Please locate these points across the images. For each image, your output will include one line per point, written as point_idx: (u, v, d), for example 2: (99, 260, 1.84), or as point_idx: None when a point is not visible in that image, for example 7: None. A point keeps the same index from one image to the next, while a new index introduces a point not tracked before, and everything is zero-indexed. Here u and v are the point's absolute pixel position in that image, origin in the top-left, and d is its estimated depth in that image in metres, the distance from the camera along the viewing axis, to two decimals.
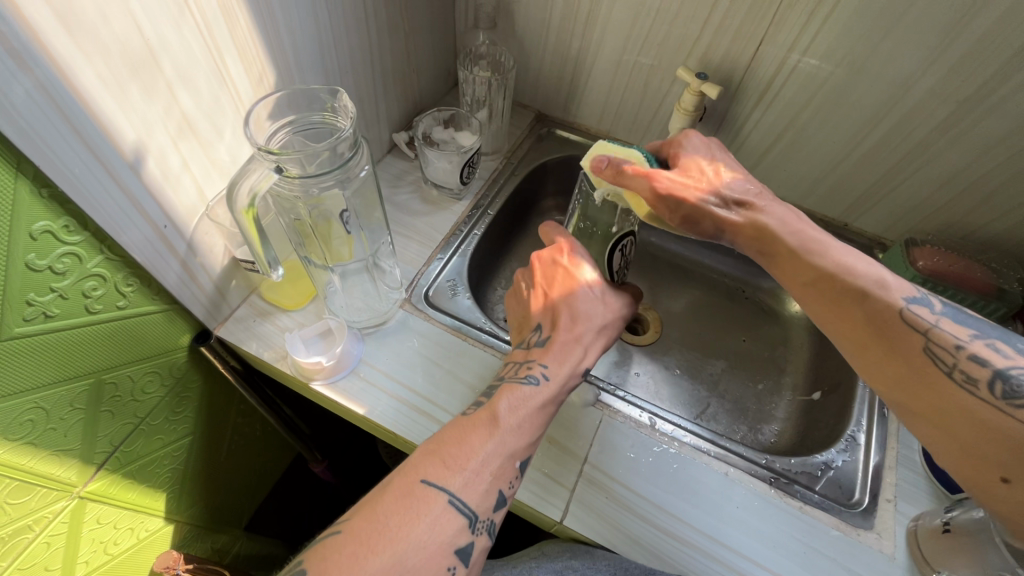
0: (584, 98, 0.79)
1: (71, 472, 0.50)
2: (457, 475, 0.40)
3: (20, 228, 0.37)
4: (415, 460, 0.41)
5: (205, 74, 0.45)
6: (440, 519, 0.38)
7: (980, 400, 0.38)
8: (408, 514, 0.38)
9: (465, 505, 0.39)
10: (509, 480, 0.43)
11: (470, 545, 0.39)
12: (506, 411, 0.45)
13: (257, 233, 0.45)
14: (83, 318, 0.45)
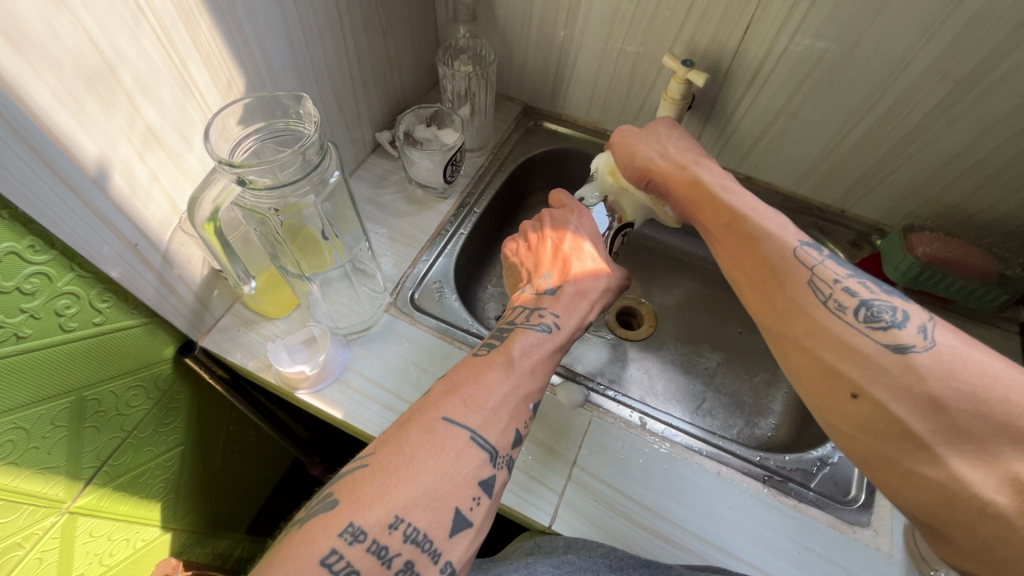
0: (570, 89, 0.77)
1: (58, 488, 0.50)
2: (476, 412, 0.39)
3: None
4: (433, 399, 0.40)
5: (167, 83, 0.44)
6: (463, 454, 0.37)
7: (845, 323, 0.41)
8: (432, 451, 0.37)
9: (486, 441, 0.39)
10: (525, 421, 0.42)
11: (492, 478, 0.38)
12: (521, 355, 0.44)
13: (223, 247, 0.46)
14: (58, 337, 0.44)
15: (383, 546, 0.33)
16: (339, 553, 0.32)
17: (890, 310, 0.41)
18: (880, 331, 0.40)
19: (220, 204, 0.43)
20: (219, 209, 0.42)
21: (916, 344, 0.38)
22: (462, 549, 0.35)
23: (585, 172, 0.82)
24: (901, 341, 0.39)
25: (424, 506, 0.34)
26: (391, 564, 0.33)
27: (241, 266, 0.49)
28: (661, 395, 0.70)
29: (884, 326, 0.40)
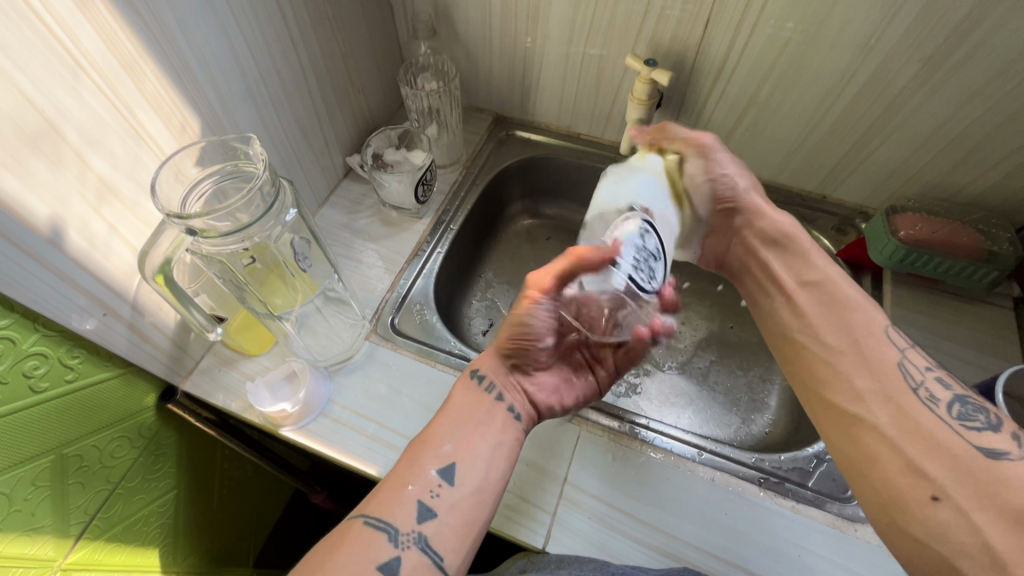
0: (539, 96, 0.76)
1: (46, 547, 0.50)
2: (376, 499, 0.40)
3: None
4: (365, 496, 0.41)
5: (116, 133, 0.43)
6: (360, 541, 0.38)
7: (935, 416, 0.39)
8: (334, 546, 0.38)
9: (384, 522, 0.39)
10: (431, 490, 0.41)
11: (395, 560, 0.37)
12: (420, 436, 0.45)
13: (178, 296, 0.46)
14: (31, 399, 0.44)
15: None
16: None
17: (983, 414, 0.39)
18: (974, 432, 0.38)
19: (172, 254, 0.44)
20: (171, 257, 0.43)
21: (1010, 453, 0.36)
22: None
23: (561, 178, 0.81)
24: (994, 446, 0.37)
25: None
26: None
27: (202, 314, 0.49)
28: (655, 399, 0.68)
29: (977, 428, 0.38)
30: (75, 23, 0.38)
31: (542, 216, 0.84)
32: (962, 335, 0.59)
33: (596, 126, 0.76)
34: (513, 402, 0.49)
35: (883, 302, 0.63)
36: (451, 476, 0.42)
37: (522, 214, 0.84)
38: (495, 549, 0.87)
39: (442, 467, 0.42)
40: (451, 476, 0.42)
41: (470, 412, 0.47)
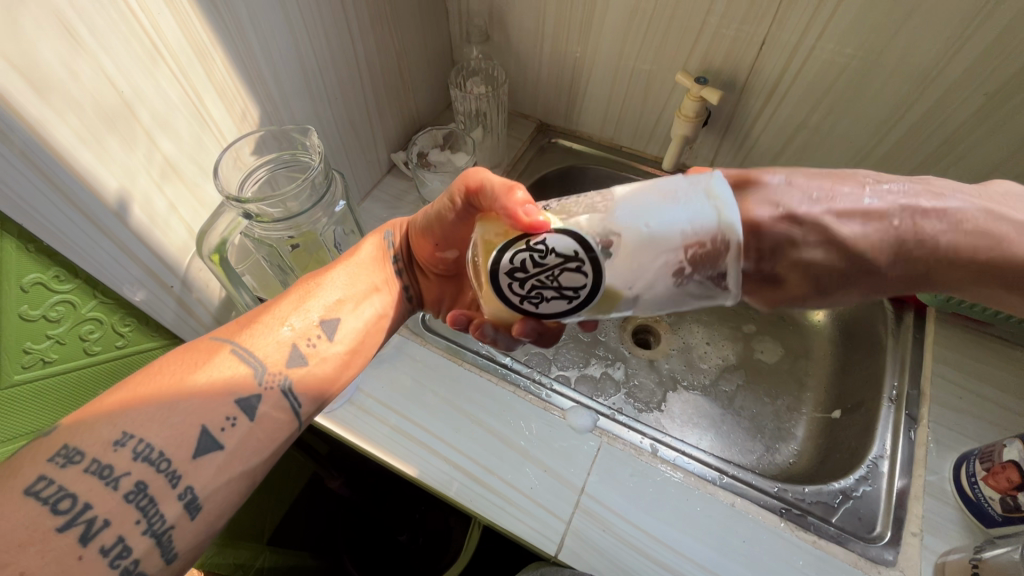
0: (584, 107, 0.77)
1: None
2: (251, 335, 0.39)
3: (11, 282, 0.40)
4: (236, 327, 0.40)
5: (183, 116, 0.46)
6: (225, 368, 0.36)
7: None
8: (192, 365, 0.36)
9: (252, 356, 0.38)
10: (308, 338, 0.41)
11: (258, 395, 0.37)
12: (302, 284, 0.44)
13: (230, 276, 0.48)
14: (82, 358, 0.48)
15: (108, 465, 0.30)
16: (49, 479, 0.29)
17: None
18: None
19: (228, 236, 0.46)
20: (227, 239, 0.45)
21: None
22: (207, 473, 0.33)
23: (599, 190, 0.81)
24: None
25: (162, 421, 0.32)
26: (117, 485, 0.30)
27: (250, 295, 0.51)
28: (677, 419, 0.68)
29: None
30: (157, 10, 0.40)
31: None
32: (1007, 383, 0.57)
33: (639, 139, 0.76)
34: (405, 283, 0.53)
35: (925, 340, 0.61)
36: (329, 328, 0.42)
37: None
38: (503, 553, 0.87)
39: (327, 320, 0.43)
40: (331, 329, 0.43)
41: (359, 276, 0.48)
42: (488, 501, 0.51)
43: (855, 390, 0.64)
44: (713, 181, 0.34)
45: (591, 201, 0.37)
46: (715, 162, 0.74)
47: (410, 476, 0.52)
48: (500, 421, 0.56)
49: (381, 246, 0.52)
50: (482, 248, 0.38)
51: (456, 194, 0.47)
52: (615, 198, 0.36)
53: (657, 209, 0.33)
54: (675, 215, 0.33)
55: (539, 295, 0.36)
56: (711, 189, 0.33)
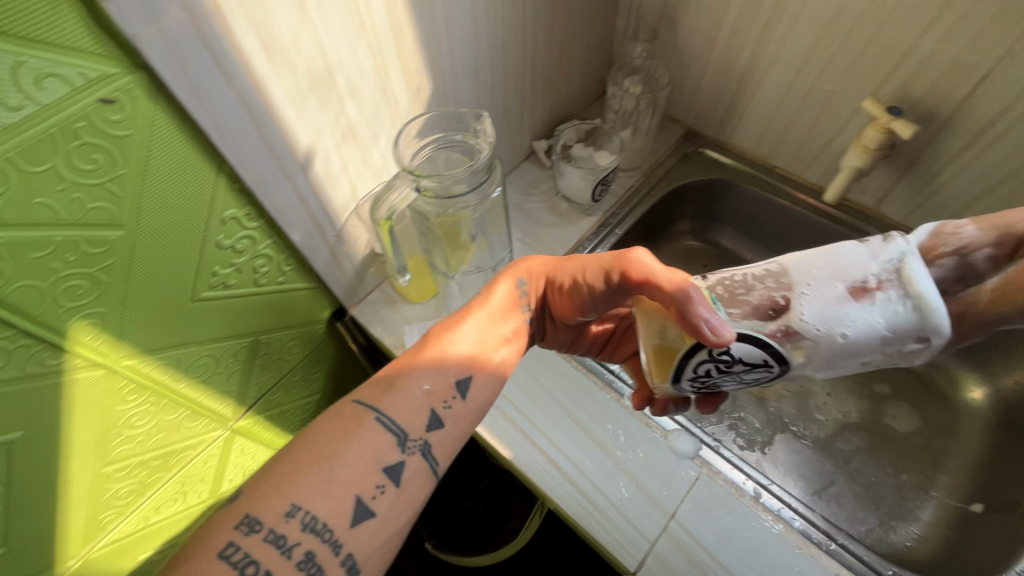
0: (743, 119, 0.72)
1: (227, 408, 0.61)
2: (389, 398, 0.40)
3: (215, 214, 0.46)
4: (374, 387, 0.41)
5: (370, 87, 0.50)
6: (369, 437, 0.38)
7: None
8: (340, 433, 0.38)
9: (393, 423, 0.39)
10: (443, 400, 0.42)
11: (401, 463, 0.38)
12: (434, 338, 0.45)
13: (389, 241, 0.54)
14: (251, 288, 0.54)
15: (282, 535, 0.33)
16: (236, 545, 0.32)
17: None
18: None
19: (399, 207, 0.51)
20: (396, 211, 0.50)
21: None
22: (364, 540, 0.35)
23: (740, 208, 0.76)
24: None
25: (323, 491, 0.35)
26: (291, 554, 0.33)
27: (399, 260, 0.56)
28: (781, 467, 0.63)
29: None
30: None
31: (706, 241, 0.81)
32: None
33: (799, 163, 0.71)
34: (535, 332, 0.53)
35: None
36: (462, 387, 0.44)
37: (687, 235, 0.81)
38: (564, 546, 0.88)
39: (462, 378, 0.44)
40: (463, 387, 0.44)
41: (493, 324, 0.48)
42: (576, 502, 0.51)
43: (1009, 489, 0.55)
44: (908, 263, 0.31)
45: (767, 289, 0.36)
46: (885, 202, 0.67)
47: (506, 459, 0.54)
48: (599, 426, 0.56)
49: (514, 295, 0.50)
50: (657, 352, 0.41)
51: (612, 272, 0.46)
52: (796, 289, 0.34)
53: (851, 312, 0.32)
54: (871, 319, 0.31)
55: (713, 380, 0.40)
56: (906, 274, 0.31)
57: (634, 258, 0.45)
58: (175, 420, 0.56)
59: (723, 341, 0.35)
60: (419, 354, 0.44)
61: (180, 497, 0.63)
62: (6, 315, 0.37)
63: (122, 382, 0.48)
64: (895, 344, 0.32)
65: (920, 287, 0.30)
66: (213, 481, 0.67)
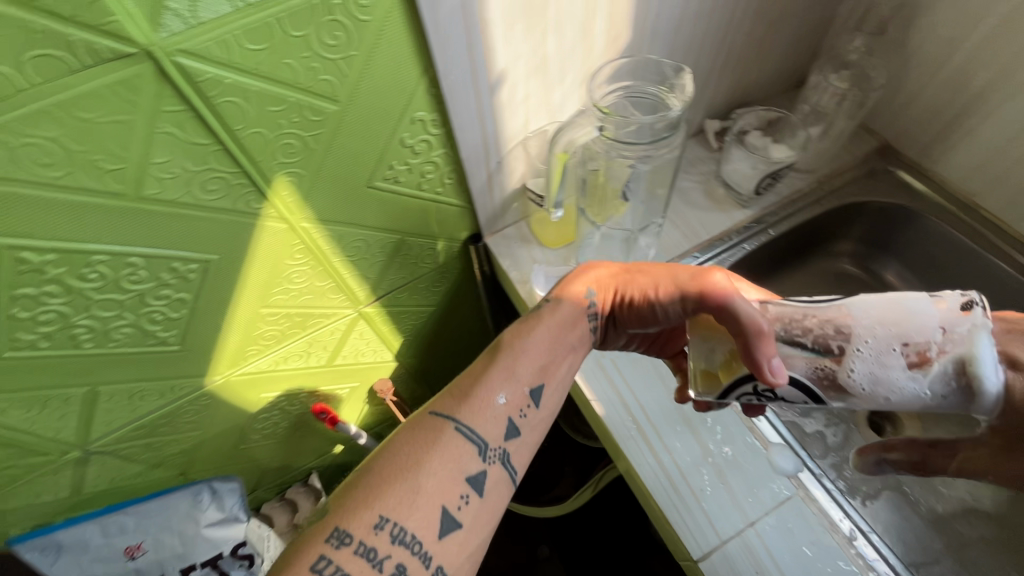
0: (958, 146, 0.63)
1: (361, 293, 0.68)
2: (467, 408, 0.44)
3: (408, 113, 0.50)
4: (451, 396, 0.45)
5: (574, 24, 0.50)
6: (451, 448, 0.42)
7: None
8: (423, 446, 0.42)
9: (473, 433, 0.43)
10: (520, 409, 0.46)
11: (481, 473, 0.42)
12: (510, 348, 0.48)
13: (558, 177, 0.55)
14: (413, 190, 0.58)
15: (372, 547, 0.37)
16: (329, 558, 0.36)
17: None
18: None
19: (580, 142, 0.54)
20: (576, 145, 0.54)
21: None
22: (450, 547, 0.39)
23: (918, 243, 0.68)
24: None
25: (410, 505, 0.39)
26: (382, 566, 0.37)
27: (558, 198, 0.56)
28: (881, 526, 0.58)
29: None
30: None
31: (865, 270, 0.73)
32: None
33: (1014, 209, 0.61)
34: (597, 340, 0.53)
35: None
36: (536, 398, 0.47)
37: (845, 257, 0.74)
38: None
39: (534, 387, 0.47)
40: (537, 397, 0.47)
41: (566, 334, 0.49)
42: (655, 475, 0.51)
43: None
44: (978, 337, 0.34)
45: (825, 334, 0.37)
46: None
47: (596, 413, 0.55)
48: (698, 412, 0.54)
49: (581, 306, 0.50)
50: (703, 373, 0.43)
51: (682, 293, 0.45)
52: (855, 340, 0.36)
53: (902, 375, 0.35)
54: (920, 385, 0.35)
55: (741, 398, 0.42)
56: (971, 347, 0.34)
57: (708, 285, 0.44)
58: (322, 288, 0.63)
59: (775, 381, 0.38)
60: (492, 364, 0.47)
61: (304, 356, 0.72)
62: (237, 156, 0.44)
63: (296, 239, 0.55)
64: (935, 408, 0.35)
65: (984, 366, 0.33)
66: (330, 352, 0.75)
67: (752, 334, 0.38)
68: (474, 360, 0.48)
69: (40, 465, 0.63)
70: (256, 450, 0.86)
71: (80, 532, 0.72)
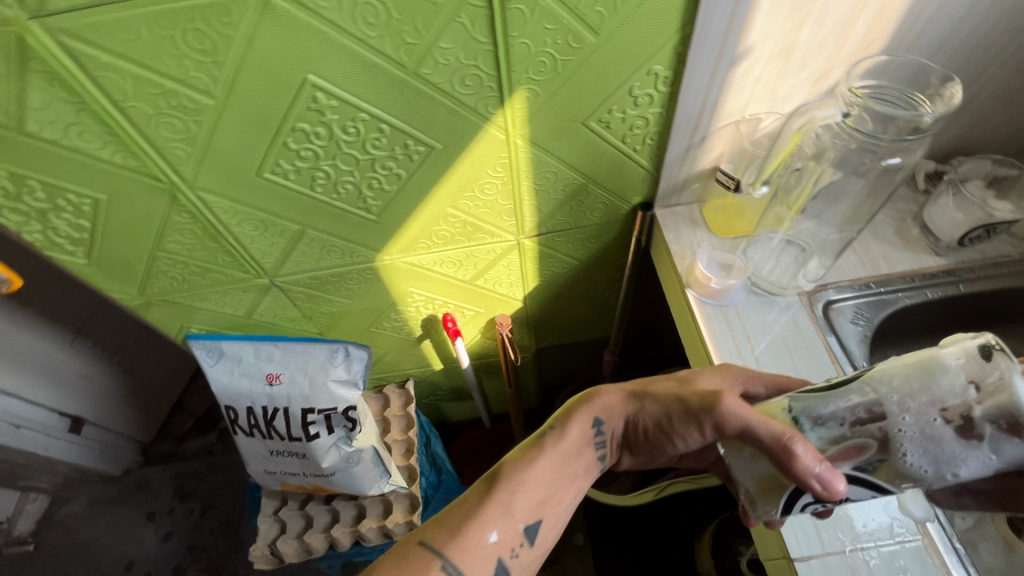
0: None
1: (527, 225, 0.73)
2: (455, 540, 0.47)
3: (648, 64, 0.53)
4: (439, 527, 0.48)
5: (838, 17, 0.51)
6: None
7: None
8: None
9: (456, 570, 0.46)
10: (511, 548, 0.49)
11: None
12: (508, 481, 0.51)
13: (780, 156, 0.59)
14: (616, 141, 0.62)
15: None
16: None
17: None
18: None
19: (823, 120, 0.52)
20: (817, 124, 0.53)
21: None
22: None
23: None
24: None
25: None
26: None
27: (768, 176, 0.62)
28: None
29: None
30: None
31: None
32: None
33: None
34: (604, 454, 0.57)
35: None
36: (529, 535, 0.50)
37: None
38: None
39: (529, 523, 0.50)
40: (529, 535, 0.50)
41: (560, 484, 0.53)
42: None
43: None
44: (1014, 386, 0.34)
45: (859, 421, 0.39)
46: None
47: None
48: None
49: (586, 436, 0.55)
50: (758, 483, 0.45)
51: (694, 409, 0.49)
52: (893, 422, 0.38)
53: (953, 443, 0.36)
54: (974, 445, 0.36)
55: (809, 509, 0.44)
56: (1013, 401, 0.34)
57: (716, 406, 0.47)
58: (501, 207, 0.69)
59: (833, 491, 0.40)
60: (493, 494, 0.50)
61: (456, 266, 0.80)
62: (499, 62, 0.51)
63: (504, 153, 0.61)
64: (1005, 458, 0.36)
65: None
66: (477, 271, 0.82)
67: (791, 465, 0.40)
68: (473, 486, 0.52)
69: (239, 281, 0.76)
70: (381, 338, 0.96)
71: (241, 347, 0.84)
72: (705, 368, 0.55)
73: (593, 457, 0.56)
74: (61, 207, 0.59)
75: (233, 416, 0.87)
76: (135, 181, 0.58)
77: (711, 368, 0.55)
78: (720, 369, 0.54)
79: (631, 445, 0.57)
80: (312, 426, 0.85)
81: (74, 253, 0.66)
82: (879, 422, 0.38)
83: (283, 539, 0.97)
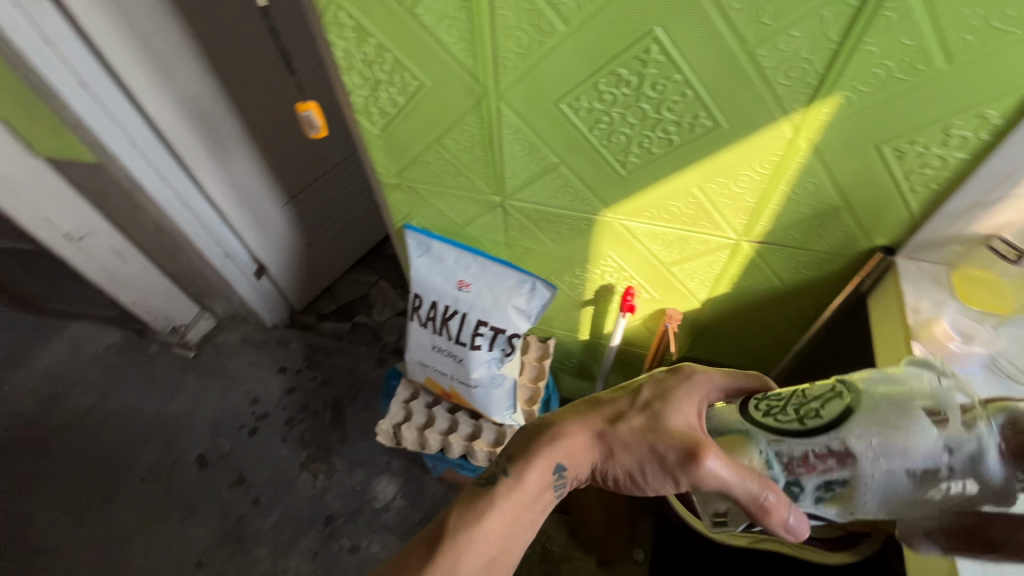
0: None
1: (757, 228, 0.75)
2: None
3: (984, 105, 0.52)
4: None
5: None
6: None
7: None
8: None
9: None
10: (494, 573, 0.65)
11: None
12: (464, 543, 0.63)
13: None
14: (899, 173, 0.61)
15: None
16: None
17: None
18: None
19: None
20: None
21: None
22: None
23: None
24: None
25: None
26: None
27: None
28: None
29: None
30: None
31: None
32: None
33: None
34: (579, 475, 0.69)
35: None
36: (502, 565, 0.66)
37: None
38: None
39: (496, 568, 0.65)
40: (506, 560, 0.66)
41: (523, 517, 0.67)
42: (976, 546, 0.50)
43: None
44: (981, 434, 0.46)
45: (831, 459, 0.49)
46: None
47: None
48: None
49: (546, 479, 0.68)
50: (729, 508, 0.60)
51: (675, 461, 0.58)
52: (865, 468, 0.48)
53: (915, 485, 0.48)
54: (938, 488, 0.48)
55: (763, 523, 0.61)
56: (972, 452, 0.46)
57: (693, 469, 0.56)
58: (743, 203, 0.71)
59: (798, 533, 0.54)
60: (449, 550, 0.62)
61: (665, 245, 0.83)
62: (834, 62, 0.53)
63: (781, 150, 0.63)
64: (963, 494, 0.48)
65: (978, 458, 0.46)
66: (680, 258, 0.85)
67: (768, 517, 0.52)
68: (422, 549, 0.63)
69: (476, 193, 0.86)
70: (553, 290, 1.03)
71: (448, 250, 0.95)
72: (673, 403, 0.64)
73: (546, 498, 0.69)
74: (393, 82, 0.72)
75: (416, 304, 0.99)
76: (459, 79, 0.68)
77: (684, 399, 0.64)
78: (690, 404, 0.63)
79: (593, 473, 0.70)
80: (478, 338, 0.95)
81: (376, 124, 0.79)
82: (846, 467, 0.49)
83: (407, 427, 1.07)
